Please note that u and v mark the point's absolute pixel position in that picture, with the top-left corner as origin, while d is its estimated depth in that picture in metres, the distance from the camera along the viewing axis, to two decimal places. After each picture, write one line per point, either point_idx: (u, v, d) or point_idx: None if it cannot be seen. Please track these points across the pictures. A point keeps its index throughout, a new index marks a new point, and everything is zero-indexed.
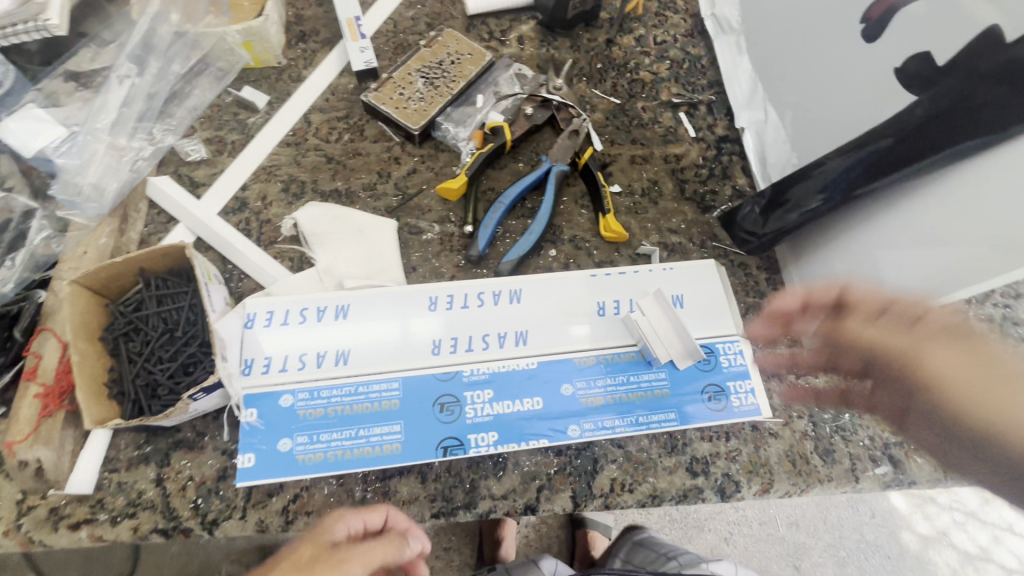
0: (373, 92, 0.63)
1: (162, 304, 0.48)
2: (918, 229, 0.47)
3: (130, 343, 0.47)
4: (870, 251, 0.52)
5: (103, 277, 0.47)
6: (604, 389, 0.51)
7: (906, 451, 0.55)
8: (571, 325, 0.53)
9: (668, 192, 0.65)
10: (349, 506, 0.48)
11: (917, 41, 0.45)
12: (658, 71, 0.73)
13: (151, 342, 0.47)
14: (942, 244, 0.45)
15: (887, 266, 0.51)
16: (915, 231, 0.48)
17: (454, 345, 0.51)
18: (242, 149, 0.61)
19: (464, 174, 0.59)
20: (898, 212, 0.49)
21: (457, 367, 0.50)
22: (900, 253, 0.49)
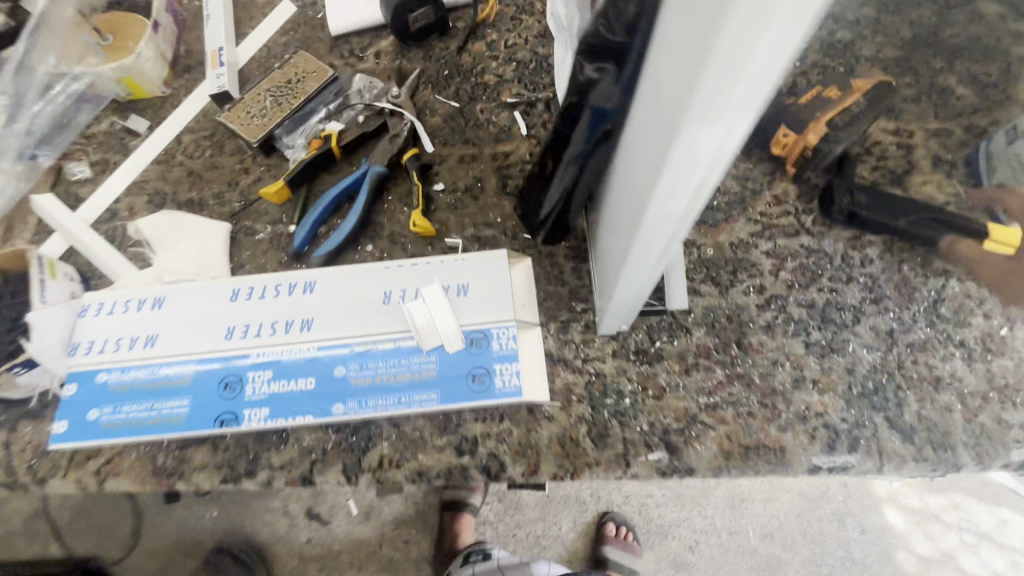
0: (226, 112, 0.71)
1: (14, 298, 0.59)
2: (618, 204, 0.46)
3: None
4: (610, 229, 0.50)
5: None
6: (374, 371, 0.55)
7: (686, 438, 0.54)
8: (353, 312, 0.58)
9: (491, 188, 0.68)
10: (150, 471, 0.56)
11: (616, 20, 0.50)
12: (504, 73, 0.76)
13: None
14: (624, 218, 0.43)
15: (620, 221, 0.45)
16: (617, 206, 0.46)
17: (245, 331, 0.57)
18: (119, 168, 0.71)
19: (285, 180, 0.66)
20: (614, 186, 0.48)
21: (244, 351, 0.56)
22: (622, 206, 0.43)
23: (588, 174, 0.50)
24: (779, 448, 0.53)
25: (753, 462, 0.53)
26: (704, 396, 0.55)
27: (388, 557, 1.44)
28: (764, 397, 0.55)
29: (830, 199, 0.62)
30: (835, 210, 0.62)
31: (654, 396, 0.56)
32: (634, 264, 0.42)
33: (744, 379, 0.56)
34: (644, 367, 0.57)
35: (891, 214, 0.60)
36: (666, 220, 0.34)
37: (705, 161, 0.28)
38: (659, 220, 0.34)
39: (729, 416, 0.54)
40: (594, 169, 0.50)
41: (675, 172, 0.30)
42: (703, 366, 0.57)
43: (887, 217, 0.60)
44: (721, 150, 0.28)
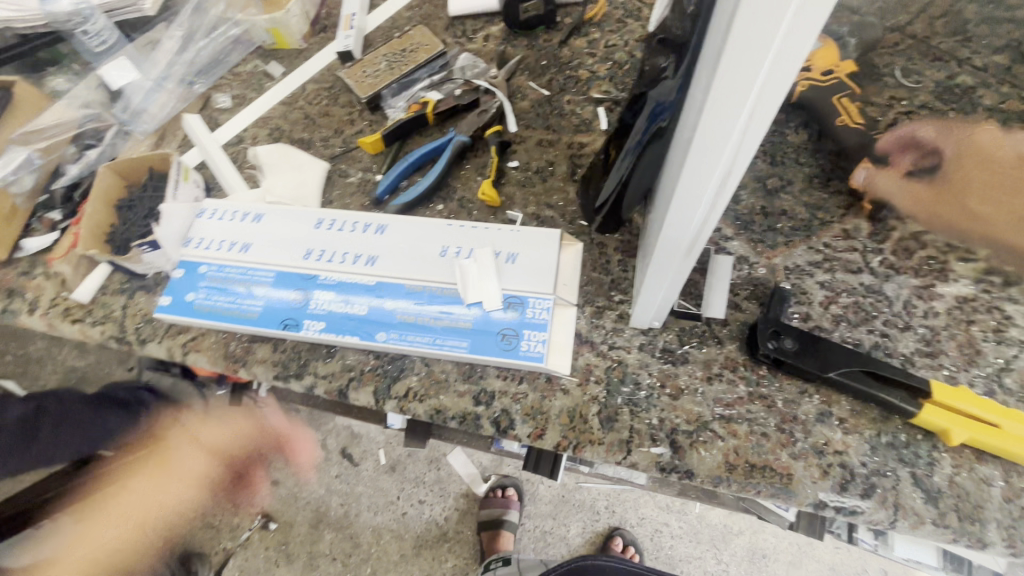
0: (347, 69, 0.81)
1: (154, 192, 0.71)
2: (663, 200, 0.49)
3: (128, 212, 0.71)
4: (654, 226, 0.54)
5: (125, 168, 0.72)
6: (417, 311, 0.61)
7: (691, 441, 0.54)
8: (412, 258, 0.64)
9: (560, 173, 0.72)
10: (222, 354, 0.65)
11: None
12: (598, 70, 0.79)
13: (138, 214, 0.70)
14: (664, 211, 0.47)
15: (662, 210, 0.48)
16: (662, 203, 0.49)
17: (320, 254, 0.65)
18: (253, 103, 0.84)
19: (381, 134, 0.74)
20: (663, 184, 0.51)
21: (316, 272, 0.64)
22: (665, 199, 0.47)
23: (640, 172, 0.54)
24: (786, 474, 0.52)
25: (755, 481, 0.52)
26: (721, 407, 0.56)
27: (402, 511, 1.52)
28: (783, 422, 0.54)
29: (754, 343, 0.56)
30: (760, 354, 0.56)
31: (670, 395, 0.57)
32: (667, 244, 0.45)
33: (766, 400, 0.55)
34: (667, 366, 0.58)
35: (822, 364, 0.54)
36: (701, 185, 0.37)
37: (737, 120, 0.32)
38: (693, 187, 0.37)
39: (742, 431, 0.54)
40: (648, 166, 0.53)
41: (709, 132, 0.33)
42: (727, 378, 0.57)
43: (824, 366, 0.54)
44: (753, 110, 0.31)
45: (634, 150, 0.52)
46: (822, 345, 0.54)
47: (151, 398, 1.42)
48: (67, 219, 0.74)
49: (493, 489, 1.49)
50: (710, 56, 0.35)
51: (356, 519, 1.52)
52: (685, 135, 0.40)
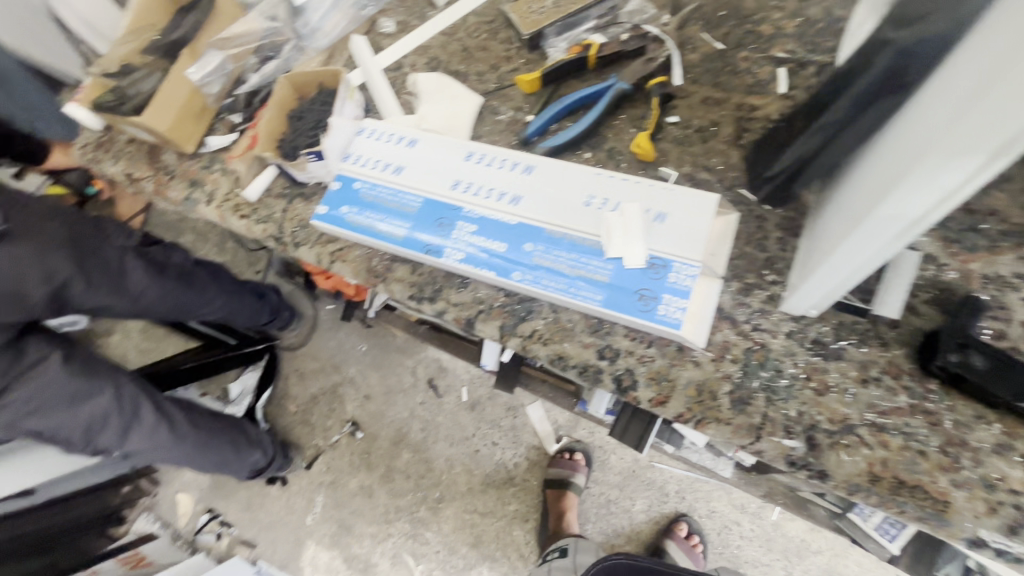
0: (512, 4, 0.80)
1: (321, 106, 0.76)
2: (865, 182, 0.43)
3: (298, 123, 0.76)
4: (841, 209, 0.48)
5: (299, 80, 0.77)
6: (556, 257, 0.61)
7: (832, 442, 0.50)
8: (557, 202, 0.63)
9: (724, 135, 0.66)
10: (365, 267, 0.70)
11: None
12: (785, 26, 0.71)
13: (306, 125, 0.75)
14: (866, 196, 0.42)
15: (857, 202, 0.43)
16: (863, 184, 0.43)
17: (467, 187, 0.67)
18: (416, 30, 0.85)
19: (540, 73, 0.73)
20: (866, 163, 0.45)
21: (461, 203, 0.66)
22: (872, 183, 0.41)
23: (836, 149, 0.48)
24: (942, 500, 0.47)
25: (902, 499, 0.48)
26: (874, 413, 0.51)
27: (475, 448, 1.59)
28: (948, 444, 0.48)
29: (932, 351, 0.50)
30: (934, 366, 0.50)
31: (815, 389, 0.53)
32: (856, 241, 0.41)
33: (932, 417, 0.49)
34: (816, 359, 0.54)
35: (1016, 391, 0.47)
36: (934, 190, 0.33)
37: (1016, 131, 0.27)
38: (934, 176, 0.32)
39: (895, 444, 0.49)
40: (845, 142, 0.47)
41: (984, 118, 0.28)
42: (886, 385, 0.51)
43: (1020, 393, 0.46)
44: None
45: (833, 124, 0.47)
46: (1020, 368, 0.47)
47: (274, 297, 1.59)
48: (245, 123, 0.82)
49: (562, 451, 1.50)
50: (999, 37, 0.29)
51: (432, 446, 1.62)
52: (922, 122, 0.35)
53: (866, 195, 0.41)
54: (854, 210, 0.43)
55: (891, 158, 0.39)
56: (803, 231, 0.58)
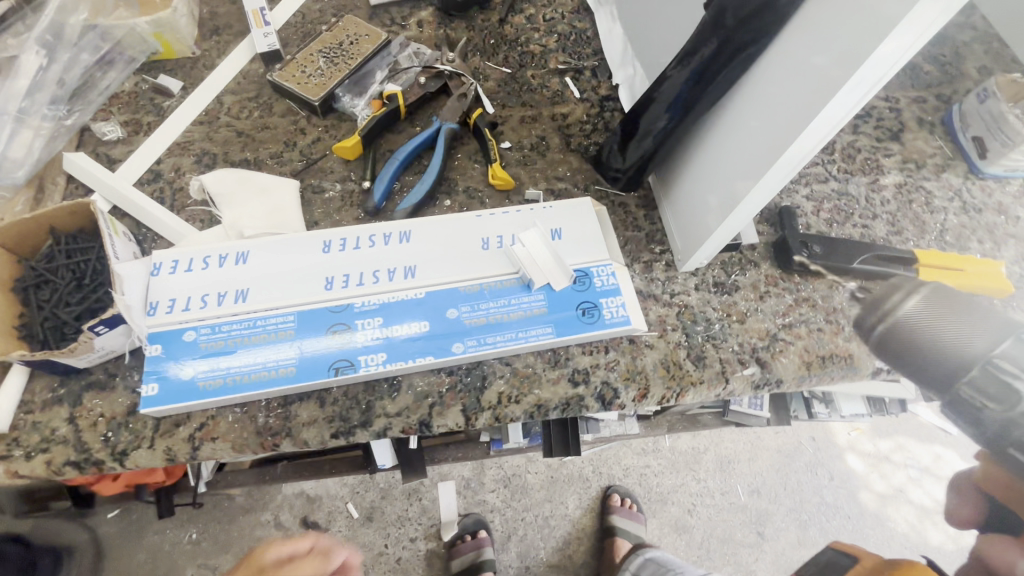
0: (278, 71, 0.69)
1: (72, 259, 0.53)
2: (741, 136, 0.51)
3: (40, 293, 0.51)
4: (712, 169, 0.56)
5: (12, 234, 0.52)
6: (487, 311, 0.56)
7: (771, 353, 0.60)
8: (455, 257, 0.59)
9: (555, 145, 0.71)
10: (253, 431, 0.52)
11: None
12: (547, 43, 0.80)
13: (58, 290, 0.51)
14: (755, 143, 0.49)
15: (734, 159, 0.52)
16: (739, 138, 0.51)
17: (346, 280, 0.56)
18: (158, 127, 0.66)
19: (357, 135, 0.65)
20: (727, 124, 0.54)
21: (350, 300, 0.55)
22: (756, 131, 0.49)
23: (690, 118, 0.56)
24: (848, 355, 0.61)
25: (829, 369, 0.60)
26: (780, 317, 0.62)
27: (395, 557, 1.37)
28: (828, 314, 0.63)
29: (789, 256, 0.63)
30: (795, 264, 0.63)
31: (738, 320, 0.62)
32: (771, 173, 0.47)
33: (810, 301, 0.63)
34: (725, 297, 0.63)
35: (845, 258, 0.63)
36: (827, 122, 0.42)
37: (916, 35, 0.35)
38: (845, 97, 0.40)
39: (803, 332, 0.61)
40: (699, 110, 0.55)
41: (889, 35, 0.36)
42: (774, 293, 0.63)
43: (848, 260, 0.62)
44: (908, 47, 0.36)
45: (696, 83, 0.53)
46: (837, 243, 0.64)
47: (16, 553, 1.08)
48: None
49: (462, 535, 1.38)
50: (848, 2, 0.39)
51: None
52: (792, 79, 0.44)
53: (756, 142, 0.49)
54: (743, 158, 0.51)
55: (764, 114, 0.48)
56: (661, 202, 0.66)
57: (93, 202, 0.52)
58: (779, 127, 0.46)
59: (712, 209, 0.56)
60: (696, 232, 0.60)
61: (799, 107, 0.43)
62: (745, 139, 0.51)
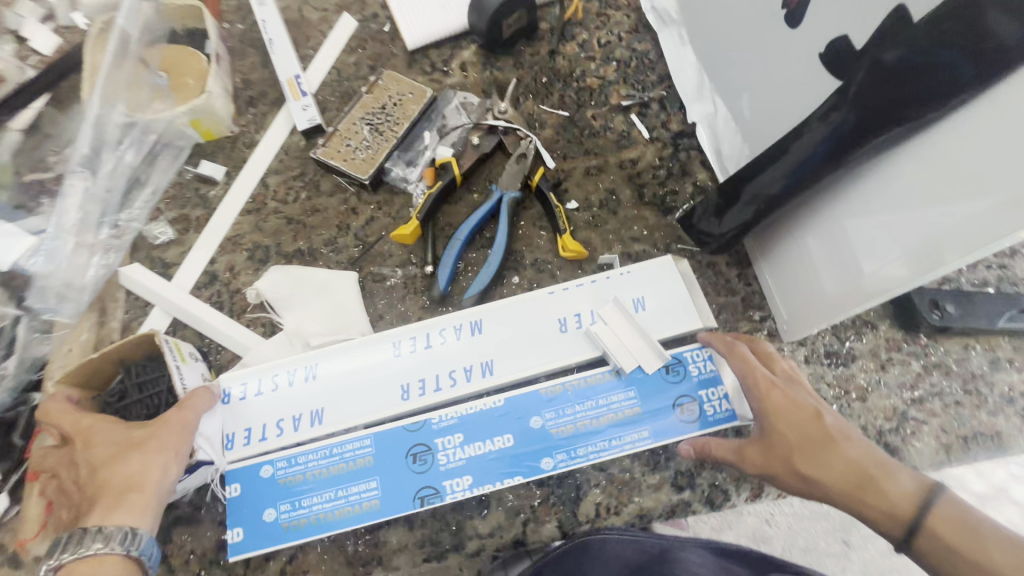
0: (322, 148, 0.64)
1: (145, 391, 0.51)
2: (893, 212, 0.41)
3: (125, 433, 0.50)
4: (842, 236, 0.47)
5: (84, 375, 0.50)
6: (574, 416, 0.51)
7: (903, 437, 0.53)
8: (534, 349, 0.53)
9: (627, 200, 0.63)
10: (342, 561, 0.50)
11: (830, 23, 0.45)
12: (605, 74, 0.71)
13: None
14: (915, 227, 0.40)
15: (881, 237, 0.43)
16: (889, 213, 0.42)
17: (422, 387, 0.52)
18: (207, 223, 0.63)
19: (416, 219, 0.60)
20: (868, 189, 0.43)
21: (425, 414, 0.51)
22: (920, 215, 0.39)
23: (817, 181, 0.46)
24: (995, 433, 0.52)
25: (973, 451, 0.52)
26: (908, 391, 0.54)
27: None
28: (966, 383, 0.54)
29: (915, 318, 0.55)
30: (922, 326, 0.55)
31: (860, 398, 0.54)
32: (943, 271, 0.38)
33: (943, 368, 0.55)
34: (841, 370, 0.55)
35: (980, 319, 0.54)
36: None
37: None
38: None
39: (938, 408, 0.54)
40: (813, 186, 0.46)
41: None
42: (898, 361, 0.55)
43: (990, 321, 0.54)
44: None
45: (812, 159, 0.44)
46: (974, 300, 0.55)
47: None
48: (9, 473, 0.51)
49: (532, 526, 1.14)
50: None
51: None
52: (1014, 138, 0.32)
53: (918, 227, 0.39)
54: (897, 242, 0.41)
55: (954, 184, 0.36)
56: (771, 252, 0.56)
57: (155, 331, 0.49)
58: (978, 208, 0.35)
59: (859, 283, 0.46)
60: (818, 302, 0.51)
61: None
62: (915, 209, 0.39)
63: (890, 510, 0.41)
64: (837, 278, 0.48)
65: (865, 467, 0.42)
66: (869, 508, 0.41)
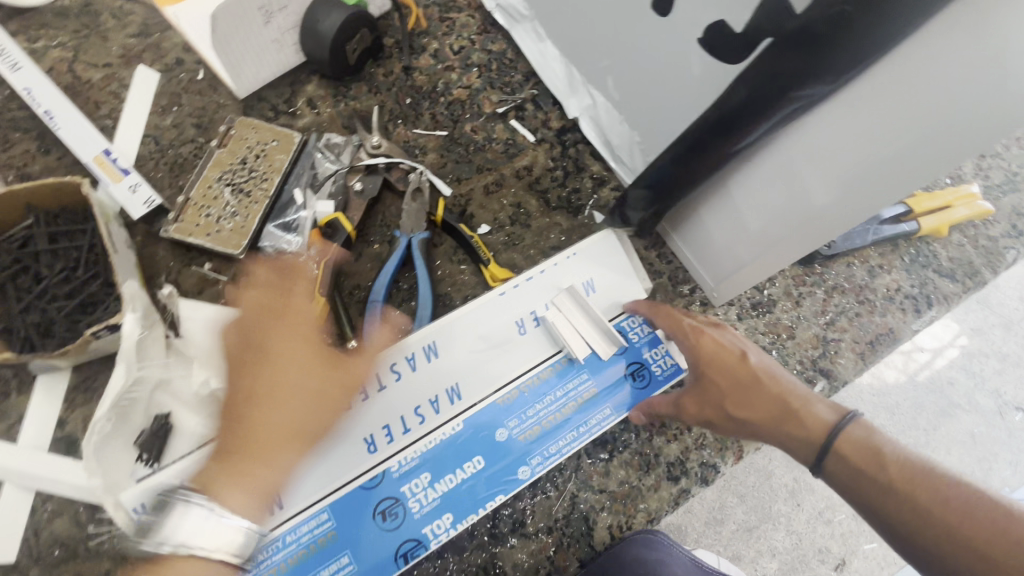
0: (173, 224, 0.53)
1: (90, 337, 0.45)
2: (775, 191, 0.45)
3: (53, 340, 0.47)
4: (732, 214, 0.50)
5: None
6: (538, 417, 0.49)
7: (830, 359, 0.59)
8: (489, 353, 0.50)
9: (535, 209, 0.62)
10: None
11: (709, 7, 0.42)
12: (470, 81, 0.67)
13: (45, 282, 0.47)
14: (797, 200, 0.44)
15: (769, 213, 0.47)
16: (772, 192, 0.45)
17: (388, 433, 0.48)
18: (34, 378, 0.48)
19: (320, 295, 0.51)
20: (750, 174, 0.46)
21: (383, 465, 0.47)
22: (801, 192, 0.43)
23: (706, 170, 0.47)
24: (890, 329, 0.61)
25: (881, 351, 0.60)
26: (822, 317, 0.61)
27: None
28: (859, 295, 0.62)
29: (810, 252, 0.61)
30: (816, 258, 0.61)
31: (789, 337, 0.60)
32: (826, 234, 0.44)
33: (839, 288, 0.62)
34: (768, 317, 0.60)
35: (855, 240, 0.62)
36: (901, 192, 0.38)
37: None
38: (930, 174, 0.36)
39: (846, 323, 0.61)
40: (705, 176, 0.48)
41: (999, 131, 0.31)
42: (807, 293, 0.62)
43: (861, 238, 0.63)
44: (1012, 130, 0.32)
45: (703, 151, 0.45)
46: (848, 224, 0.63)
47: None
48: None
49: None
50: (955, 43, 0.30)
51: None
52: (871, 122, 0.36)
53: (802, 201, 0.44)
54: (783, 216, 0.46)
55: (822, 166, 0.41)
56: (674, 226, 0.59)
57: (82, 180, 0.48)
58: (849, 182, 0.40)
59: (762, 247, 0.49)
60: (728, 271, 0.55)
61: (880, 166, 0.37)
62: (794, 188, 0.44)
63: (807, 436, 0.41)
64: (738, 248, 0.52)
65: (786, 399, 0.43)
66: (793, 441, 0.42)
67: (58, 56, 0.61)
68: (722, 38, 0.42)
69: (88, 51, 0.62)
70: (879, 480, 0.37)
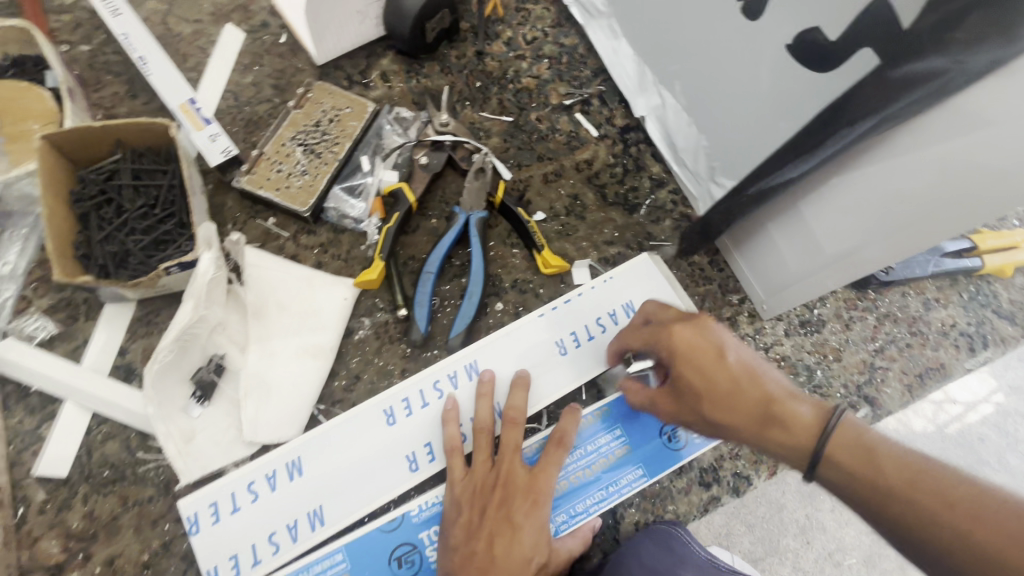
0: (246, 176, 0.55)
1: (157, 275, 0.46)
2: (834, 219, 0.45)
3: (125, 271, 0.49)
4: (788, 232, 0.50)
5: (82, 140, 0.49)
6: (566, 471, 0.48)
7: (876, 386, 0.58)
8: (534, 368, 0.51)
9: (592, 203, 0.62)
10: None
11: (803, 13, 0.41)
12: (539, 72, 0.68)
13: (124, 213, 0.50)
14: (852, 231, 0.44)
15: (825, 237, 0.47)
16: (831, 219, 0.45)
17: (431, 454, 0.47)
18: (102, 306, 0.51)
19: (379, 260, 0.53)
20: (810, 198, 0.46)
21: (402, 508, 0.45)
22: (855, 223, 0.44)
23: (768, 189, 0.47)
24: (941, 364, 0.60)
25: (929, 385, 0.59)
26: (870, 343, 0.60)
27: None
28: (911, 326, 0.61)
29: (865, 277, 0.60)
30: (871, 283, 0.60)
31: (835, 359, 0.59)
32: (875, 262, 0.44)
33: (892, 317, 0.61)
34: (816, 336, 0.59)
35: (914, 270, 0.61)
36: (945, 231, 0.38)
37: None
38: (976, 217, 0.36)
39: (895, 353, 0.60)
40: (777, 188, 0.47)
41: None
42: (858, 318, 0.61)
43: (921, 268, 0.62)
44: None
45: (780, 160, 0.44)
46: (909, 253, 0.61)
47: None
48: None
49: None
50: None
51: None
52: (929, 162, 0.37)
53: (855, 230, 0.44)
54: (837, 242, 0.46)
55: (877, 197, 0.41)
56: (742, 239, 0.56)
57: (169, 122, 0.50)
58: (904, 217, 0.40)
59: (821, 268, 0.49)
60: (780, 285, 0.55)
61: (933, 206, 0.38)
62: (850, 217, 0.44)
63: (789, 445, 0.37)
64: (790, 266, 0.52)
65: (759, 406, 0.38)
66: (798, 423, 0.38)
67: (154, 7, 0.64)
68: (814, 44, 0.41)
69: (181, 5, 0.64)
70: (879, 485, 0.34)
